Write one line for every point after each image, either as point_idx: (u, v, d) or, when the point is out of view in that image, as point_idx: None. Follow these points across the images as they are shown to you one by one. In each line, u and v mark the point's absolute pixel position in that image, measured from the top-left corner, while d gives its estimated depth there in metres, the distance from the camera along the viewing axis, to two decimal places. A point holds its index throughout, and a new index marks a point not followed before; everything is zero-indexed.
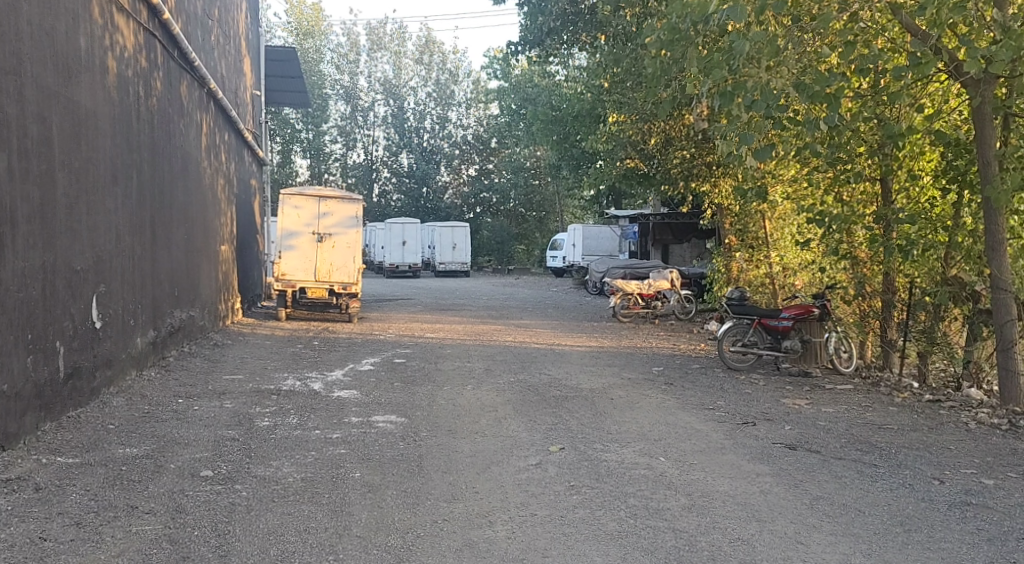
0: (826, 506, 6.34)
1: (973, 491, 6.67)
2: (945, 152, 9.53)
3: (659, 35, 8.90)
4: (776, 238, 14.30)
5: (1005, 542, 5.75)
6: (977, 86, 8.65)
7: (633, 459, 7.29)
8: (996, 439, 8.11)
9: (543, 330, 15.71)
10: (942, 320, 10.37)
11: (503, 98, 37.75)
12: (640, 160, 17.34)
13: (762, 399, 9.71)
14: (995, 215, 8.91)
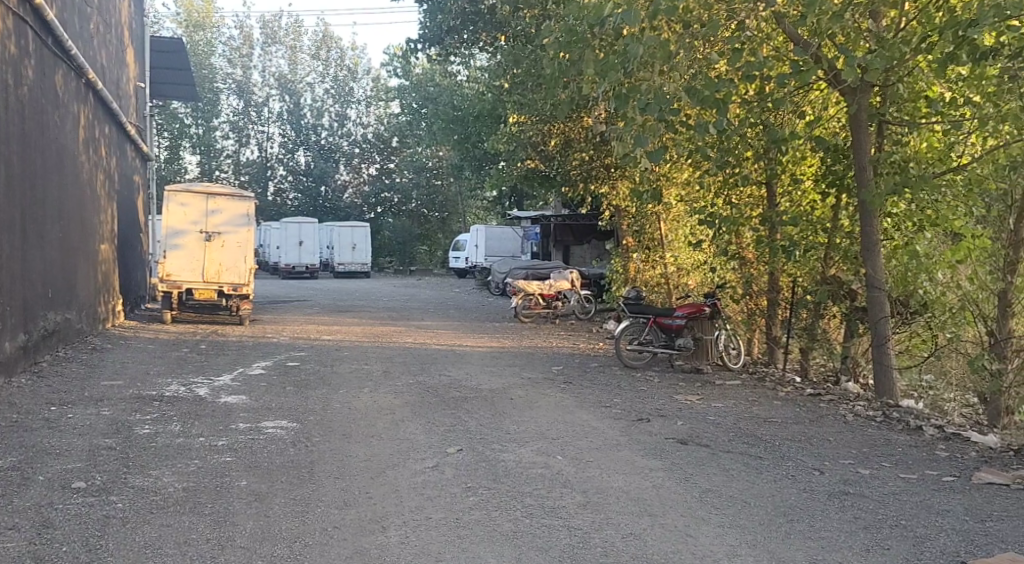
0: (714, 499, 6.47)
1: (851, 481, 6.91)
2: (825, 157, 9.89)
3: (558, 36, 8.92)
4: (671, 239, 14.60)
5: (880, 529, 5.96)
6: (853, 94, 8.97)
7: (530, 459, 7.29)
8: (871, 430, 8.45)
9: (442, 330, 15.62)
10: (822, 317, 10.80)
11: (404, 97, 37.49)
12: (541, 161, 17.43)
13: (656, 396, 9.87)
14: (870, 218, 9.29)
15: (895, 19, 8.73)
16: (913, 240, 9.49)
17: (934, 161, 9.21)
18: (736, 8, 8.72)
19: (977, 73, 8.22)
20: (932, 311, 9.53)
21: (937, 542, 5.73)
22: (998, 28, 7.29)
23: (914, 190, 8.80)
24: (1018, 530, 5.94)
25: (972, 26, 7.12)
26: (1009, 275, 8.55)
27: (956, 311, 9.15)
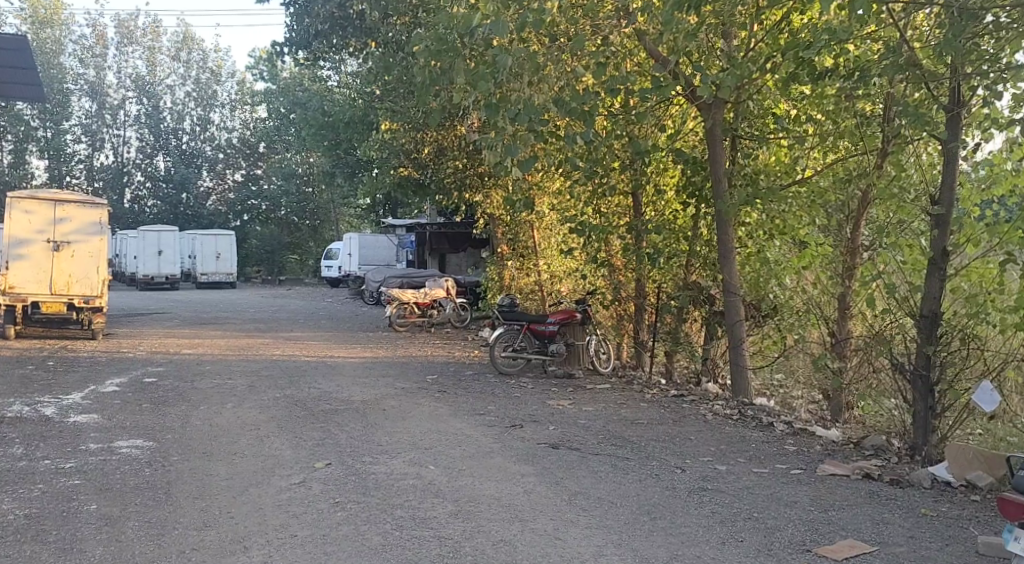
0: (583, 501, 6.56)
1: (710, 478, 7.15)
2: (686, 170, 10.17)
3: (427, 44, 8.68)
4: (544, 247, 14.56)
5: (735, 522, 6.17)
6: (709, 109, 9.41)
7: (402, 470, 7.20)
8: (729, 428, 8.77)
9: (313, 342, 15.28)
10: (685, 322, 11.07)
11: (272, 101, 36.67)
12: (414, 169, 17.35)
13: (529, 402, 9.94)
14: (727, 227, 9.70)
15: (745, 40, 9.19)
16: (765, 247, 10.03)
17: (780, 174, 9.71)
18: (601, 24, 8.98)
19: (816, 92, 8.58)
20: (780, 314, 9.87)
21: (787, 532, 5.98)
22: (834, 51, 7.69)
23: (763, 201, 9.26)
24: (858, 518, 6.26)
25: (809, 47, 7.48)
26: (849, 279, 9.08)
27: (802, 314, 9.53)
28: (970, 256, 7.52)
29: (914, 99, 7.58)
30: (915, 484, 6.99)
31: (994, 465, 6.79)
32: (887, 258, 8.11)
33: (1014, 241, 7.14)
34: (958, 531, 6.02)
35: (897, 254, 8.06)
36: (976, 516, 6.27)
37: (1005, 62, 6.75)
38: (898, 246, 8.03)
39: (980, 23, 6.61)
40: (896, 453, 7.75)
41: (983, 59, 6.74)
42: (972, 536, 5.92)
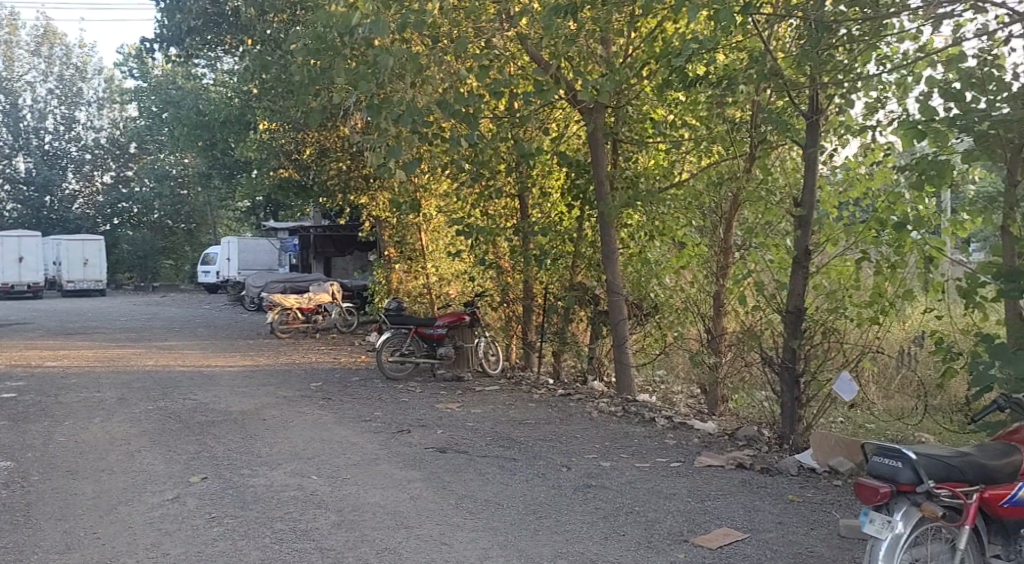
0: (469, 504, 6.49)
1: (594, 474, 7.20)
2: (570, 172, 10.23)
3: (305, 43, 8.38)
4: (432, 250, 14.25)
5: (618, 517, 6.23)
6: (590, 113, 9.58)
7: (283, 481, 6.98)
8: (614, 424, 8.87)
9: (190, 351, 14.71)
10: (572, 321, 11.07)
11: (143, 100, 35.21)
12: (295, 171, 16.94)
13: (416, 406, 9.81)
14: (610, 230, 9.86)
15: (623, 47, 9.34)
16: (645, 248, 10.16)
17: (658, 177, 9.75)
18: (483, 27, 8.85)
19: (690, 99, 8.95)
20: (661, 312, 10.07)
21: (666, 524, 6.07)
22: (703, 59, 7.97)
23: (644, 203, 9.44)
24: (731, 506, 6.42)
25: (679, 56, 7.77)
26: (720, 277, 9.38)
27: (682, 311, 9.70)
28: (829, 254, 7.98)
29: (776, 106, 7.90)
30: (783, 471, 7.20)
31: (854, 451, 7.12)
32: (756, 258, 8.58)
33: (869, 239, 7.60)
34: (822, 515, 6.25)
35: (765, 254, 8.53)
36: (838, 500, 6.54)
37: (858, 74, 7.08)
38: (765, 246, 8.56)
39: (835, 35, 6.84)
40: (766, 442, 8.02)
41: (838, 70, 7.05)
42: (834, 519, 6.16)
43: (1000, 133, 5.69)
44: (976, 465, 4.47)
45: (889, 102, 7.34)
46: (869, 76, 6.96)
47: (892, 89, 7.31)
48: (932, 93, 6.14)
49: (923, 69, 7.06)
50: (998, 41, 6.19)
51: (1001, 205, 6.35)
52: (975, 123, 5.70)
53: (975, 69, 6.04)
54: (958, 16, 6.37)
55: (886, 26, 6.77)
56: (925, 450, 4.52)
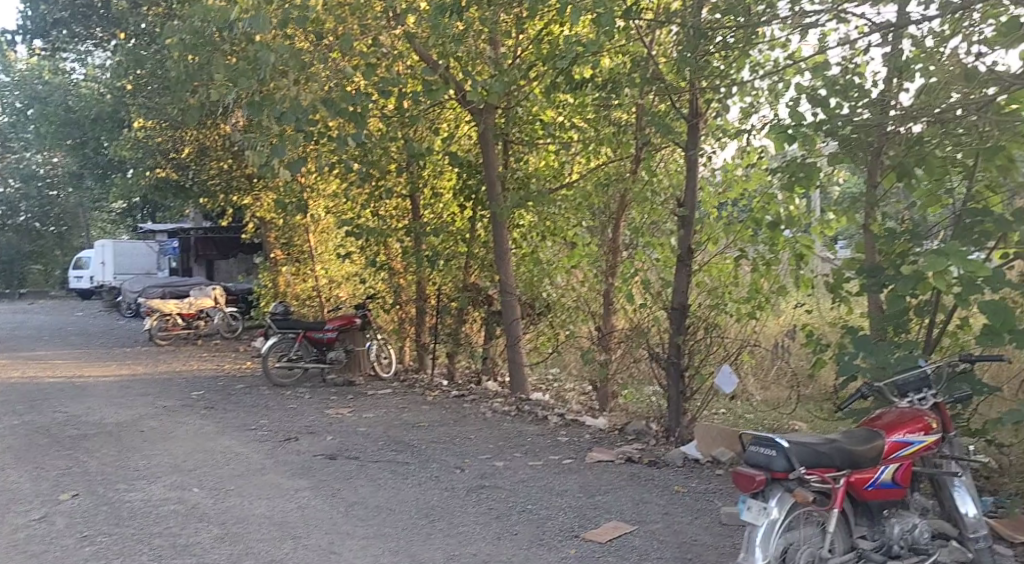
0: (359, 511, 6.35)
1: (487, 475, 7.15)
2: (461, 173, 10.16)
3: (182, 37, 8.08)
4: (321, 252, 13.91)
5: (511, 516, 6.19)
6: (480, 114, 9.58)
7: (162, 495, 6.67)
8: (507, 424, 8.85)
9: (62, 361, 13.97)
10: (465, 322, 10.91)
11: (7, 97, 33.42)
12: (173, 171, 16.38)
13: (305, 412, 9.56)
14: (502, 229, 9.87)
15: (512, 48, 9.26)
16: (538, 248, 10.17)
17: (550, 178, 9.87)
18: (368, 24, 8.68)
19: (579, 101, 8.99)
20: (553, 311, 10.06)
21: (558, 521, 6.08)
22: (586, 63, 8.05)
23: (536, 204, 9.50)
24: (620, 500, 6.48)
25: (563, 58, 7.84)
26: (610, 276, 9.45)
27: (573, 310, 9.80)
28: (710, 253, 8.21)
29: (659, 110, 8.09)
30: (669, 463, 7.33)
31: (734, 442, 7.37)
32: (643, 256, 8.73)
33: (746, 239, 7.94)
34: (706, 504, 6.39)
35: (651, 253, 8.65)
36: (720, 489, 6.70)
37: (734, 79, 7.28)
38: (652, 246, 8.67)
39: (710, 42, 7.03)
40: (655, 436, 8.19)
41: (715, 75, 7.24)
42: (717, 507, 6.31)
43: (861, 137, 6.13)
44: (844, 451, 4.57)
45: (763, 107, 7.60)
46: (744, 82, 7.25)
47: (766, 95, 7.54)
48: (799, 99, 6.47)
49: (793, 76, 7.14)
50: (859, 50, 6.40)
51: (862, 205, 6.62)
52: (839, 127, 6.13)
53: (837, 76, 6.38)
54: (823, 26, 6.58)
55: (757, 34, 6.96)
56: (796, 438, 4.64)
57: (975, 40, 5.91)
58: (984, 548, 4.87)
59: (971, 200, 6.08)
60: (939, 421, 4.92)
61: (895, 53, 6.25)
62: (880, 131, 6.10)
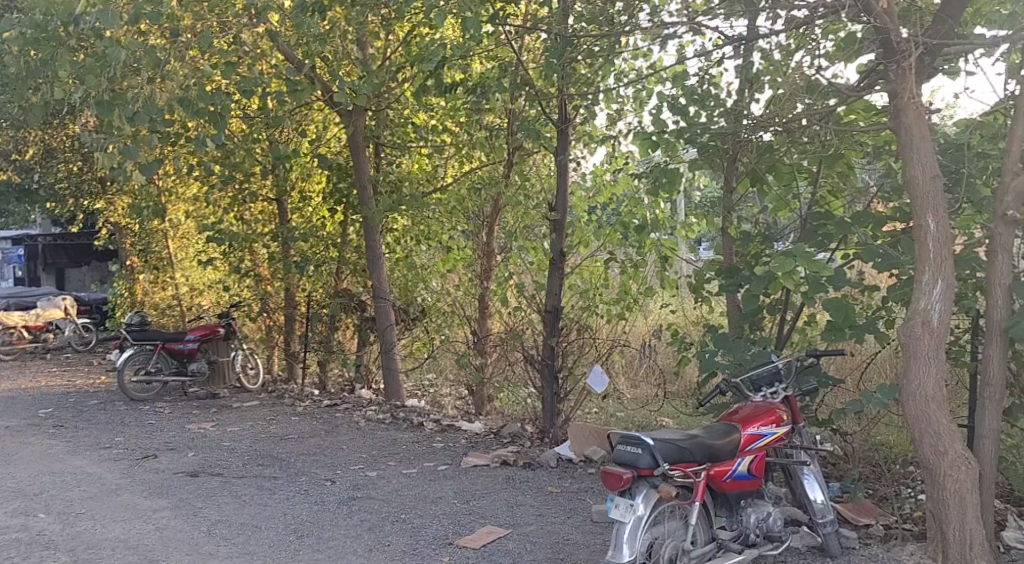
0: (223, 530, 6.08)
1: (359, 485, 6.99)
2: (330, 176, 9.92)
3: (17, 30, 7.41)
4: (181, 258, 13.29)
5: (383, 527, 6.06)
6: (349, 116, 9.37)
7: (4, 523, 6.22)
8: (380, 432, 8.69)
9: None
10: (337, 329, 10.54)
11: None
12: (15, 174, 15.40)
13: (165, 428, 9.13)
14: (374, 233, 9.68)
15: (381, 50, 9.18)
16: (412, 252, 10.02)
17: (423, 181, 9.61)
18: (228, 23, 8.24)
19: (449, 105, 9.02)
20: (429, 316, 9.89)
21: (431, 529, 5.98)
22: (453, 66, 7.98)
23: (407, 208, 9.32)
24: (494, 504, 6.45)
25: (429, 61, 7.75)
26: (485, 279, 9.40)
27: (449, 314, 9.58)
28: (582, 256, 8.35)
29: (529, 115, 8.11)
30: (544, 464, 7.33)
31: (606, 441, 7.46)
32: (517, 260, 8.74)
33: (615, 242, 8.13)
34: (578, 504, 6.42)
35: (524, 257, 8.73)
36: (593, 487, 6.76)
37: (599, 87, 7.43)
38: (525, 249, 8.74)
39: (577, 49, 7.13)
40: (529, 437, 8.24)
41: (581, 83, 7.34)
42: (588, 506, 6.35)
43: (718, 144, 6.35)
44: (704, 445, 4.65)
45: (627, 114, 7.72)
46: (609, 89, 7.42)
47: (630, 103, 7.70)
48: (661, 107, 6.63)
49: (654, 84, 7.48)
50: (714, 62, 6.58)
51: (720, 208, 6.84)
52: (699, 135, 6.33)
53: (695, 86, 6.56)
54: (680, 37, 6.76)
55: (620, 43, 7.12)
56: (658, 435, 4.69)
57: (817, 54, 6.18)
58: (831, 532, 5.07)
59: (815, 203, 6.39)
60: (789, 413, 5.08)
61: (746, 66, 6.48)
62: (736, 139, 6.32)
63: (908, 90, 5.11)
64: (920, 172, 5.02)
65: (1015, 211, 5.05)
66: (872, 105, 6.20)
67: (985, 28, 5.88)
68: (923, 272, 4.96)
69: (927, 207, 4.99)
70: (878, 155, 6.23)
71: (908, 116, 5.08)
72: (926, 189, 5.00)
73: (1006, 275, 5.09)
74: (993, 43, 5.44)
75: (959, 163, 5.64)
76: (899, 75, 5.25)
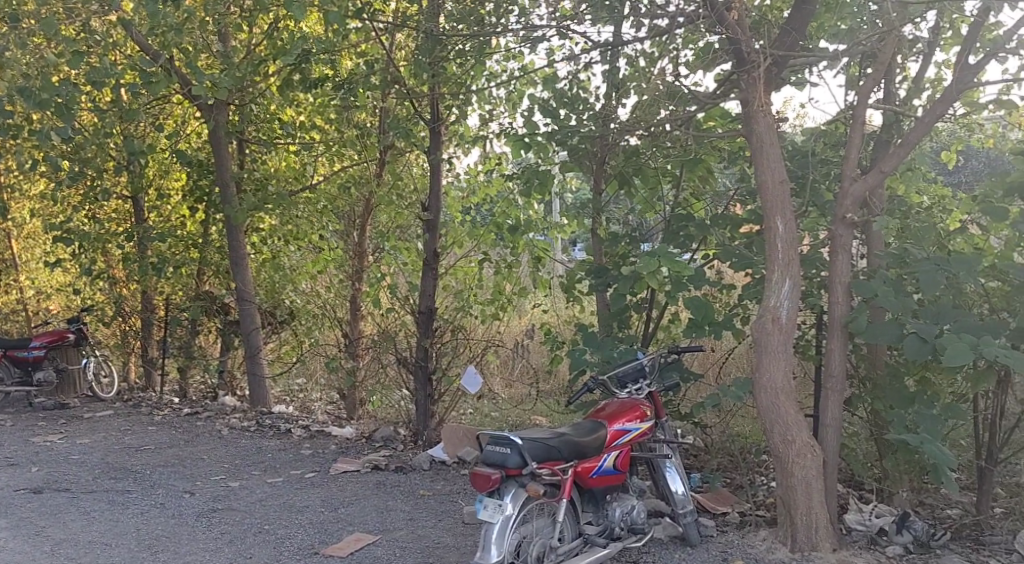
0: (68, 549, 5.68)
1: (220, 497, 6.67)
2: (190, 173, 9.49)
3: None
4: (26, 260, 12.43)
5: (244, 539, 5.79)
6: (210, 110, 8.99)
7: None
8: (244, 440, 8.36)
9: None
10: (198, 333, 10.05)
11: None
12: None
13: (6, 442, 8.51)
14: (237, 233, 9.31)
15: (244, 42, 8.89)
16: (279, 252, 9.69)
17: (290, 179, 9.32)
18: (75, 8, 7.70)
19: (317, 102, 8.81)
20: (298, 319, 9.57)
21: (295, 539, 5.75)
22: (319, 60, 7.73)
23: (272, 206, 8.99)
24: (364, 510, 6.27)
25: (291, 55, 7.48)
26: (357, 280, 9.01)
27: (316, 318, 9.29)
28: (456, 255, 8.17)
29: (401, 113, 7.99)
30: (416, 467, 7.19)
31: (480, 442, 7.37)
32: (389, 260, 8.43)
33: (488, 242, 7.90)
34: (449, 505, 6.31)
35: (397, 257, 8.42)
36: (465, 489, 6.66)
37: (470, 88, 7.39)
38: (398, 249, 8.43)
39: (446, 48, 7.09)
40: (402, 441, 8.10)
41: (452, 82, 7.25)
42: (460, 508, 6.26)
43: (587, 147, 6.48)
44: (571, 443, 4.64)
45: (499, 116, 7.66)
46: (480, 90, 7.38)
47: (502, 105, 7.64)
48: (532, 110, 6.60)
49: (525, 86, 7.47)
50: (583, 66, 6.60)
51: (589, 210, 6.85)
52: (568, 137, 6.41)
53: (565, 89, 6.59)
54: (549, 40, 6.75)
55: (491, 44, 7.07)
56: (525, 435, 4.65)
57: (677, 63, 6.29)
58: (692, 522, 5.12)
59: (678, 206, 6.45)
60: (653, 408, 5.11)
61: (613, 71, 6.54)
62: (602, 141, 6.47)
63: (758, 98, 5.24)
64: (770, 177, 5.15)
65: (853, 214, 5.25)
66: (729, 112, 6.38)
67: (826, 41, 5.98)
68: (773, 273, 5.10)
69: (776, 210, 5.14)
70: (734, 160, 6.36)
71: (759, 124, 5.21)
72: (775, 193, 5.14)
73: (846, 273, 5.27)
74: (835, 56, 5.64)
75: (804, 169, 5.90)
76: (748, 84, 5.37)
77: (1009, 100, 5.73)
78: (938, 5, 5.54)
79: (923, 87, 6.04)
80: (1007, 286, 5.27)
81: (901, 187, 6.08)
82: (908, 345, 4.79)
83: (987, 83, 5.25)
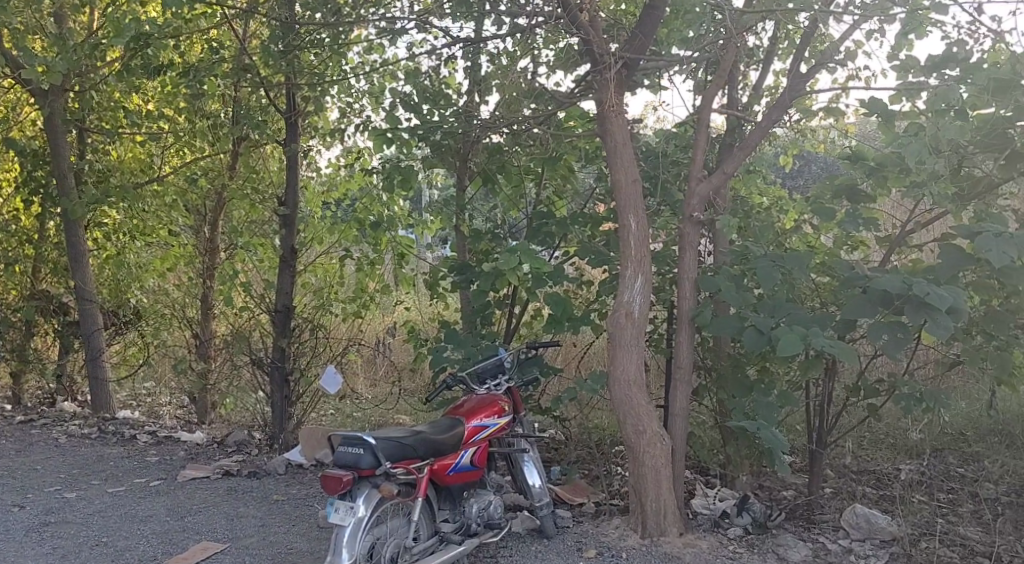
0: None
1: (53, 509, 6.22)
2: (23, 163, 8.87)
3: None
4: None
5: (79, 553, 5.41)
6: (44, 97, 8.45)
7: None
8: (85, 448, 7.86)
9: None
10: (34, 336, 9.28)
11: None
12: None
13: None
14: (75, 228, 8.76)
15: (82, 24, 8.44)
16: (124, 249, 9.16)
17: (136, 171, 8.87)
18: None
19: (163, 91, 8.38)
20: (144, 320, 9.03)
21: (136, 551, 5.42)
22: (165, 46, 7.32)
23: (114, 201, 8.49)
24: (211, 518, 5.97)
25: (134, 41, 7.06)
26: (209, 279, 8.57)
27: (160, 318, 8.82)
28: (316, 252, 7.90)
29: (255, 105, 7.68)
30: (271, 471, 6.93)
31: None
32: (243, 257, 8.01)
33: (350, 238, 7.62)
34: (304, 509, 6.09)
35: (252, 253, 8.00)
36: (320, 491, 6.45)
37: (327, 80, 7.17)
38: (252, 245, 8.01)
39: (301, 37, 6.86)
40: (257, 445, 7.80)
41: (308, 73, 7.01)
42: (316, 511, 6.05)
43: (451, 144, 6.37)
44: (427, 441, 4.52)
45: (359, 110, 7.46)
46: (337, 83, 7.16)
47: (362, 99, 7.45)
48: (394, 102, 6.43)
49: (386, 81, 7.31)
50: (446, 62, 6.50)
51: (452, 207, 6.70)
52: (432, 134, 6.27)
53: (428, 84, 6.41)
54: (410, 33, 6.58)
55: (349, 35, 6.87)
56: (380, 434, 4.50)
57: (539, 62, 6.27)
58: (547, 514, 5.10)
59: (540, 205, 6.49)
60: (510, 403, 5.07)
61: (475, 68, 6.46)
62: (465, 138, 6.38)
63: (610, 100, 5.26)
64: (624, 177, 5.19)
65: (699, 213, 5.36)
66: (587, 112, 6.39)
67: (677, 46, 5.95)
68: (625, 269, 5.15)
69: (629, 208, 5.17)
70: (592, 159, 6.42)
71: (611, 124, 5.25)
72: (628, 192, 5.18)
73: (694, 269, 5.37)
74: (684, 62, 5.74)
75: (654, 167, 5.99)
76: (601, 85, 5.38)
77: (837, 108, 5.89)
78: (773, 15, 5.72)
79: (762, 94, 6.23)
80: (834, 281, 5.52)
81: (743, 188, 6.29)
82: (746, 338, 4.90)
83: (818, 91, 5.44)
